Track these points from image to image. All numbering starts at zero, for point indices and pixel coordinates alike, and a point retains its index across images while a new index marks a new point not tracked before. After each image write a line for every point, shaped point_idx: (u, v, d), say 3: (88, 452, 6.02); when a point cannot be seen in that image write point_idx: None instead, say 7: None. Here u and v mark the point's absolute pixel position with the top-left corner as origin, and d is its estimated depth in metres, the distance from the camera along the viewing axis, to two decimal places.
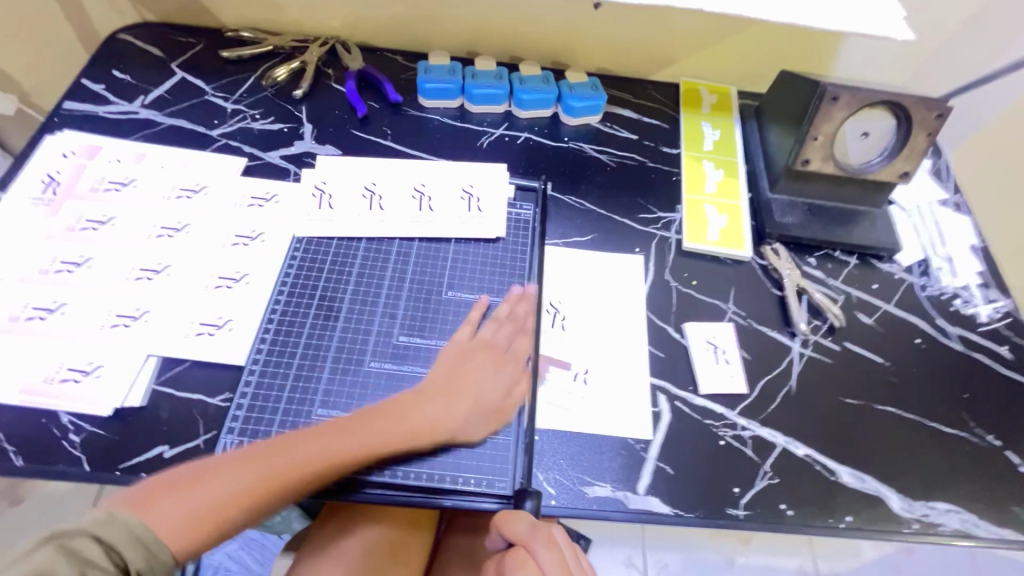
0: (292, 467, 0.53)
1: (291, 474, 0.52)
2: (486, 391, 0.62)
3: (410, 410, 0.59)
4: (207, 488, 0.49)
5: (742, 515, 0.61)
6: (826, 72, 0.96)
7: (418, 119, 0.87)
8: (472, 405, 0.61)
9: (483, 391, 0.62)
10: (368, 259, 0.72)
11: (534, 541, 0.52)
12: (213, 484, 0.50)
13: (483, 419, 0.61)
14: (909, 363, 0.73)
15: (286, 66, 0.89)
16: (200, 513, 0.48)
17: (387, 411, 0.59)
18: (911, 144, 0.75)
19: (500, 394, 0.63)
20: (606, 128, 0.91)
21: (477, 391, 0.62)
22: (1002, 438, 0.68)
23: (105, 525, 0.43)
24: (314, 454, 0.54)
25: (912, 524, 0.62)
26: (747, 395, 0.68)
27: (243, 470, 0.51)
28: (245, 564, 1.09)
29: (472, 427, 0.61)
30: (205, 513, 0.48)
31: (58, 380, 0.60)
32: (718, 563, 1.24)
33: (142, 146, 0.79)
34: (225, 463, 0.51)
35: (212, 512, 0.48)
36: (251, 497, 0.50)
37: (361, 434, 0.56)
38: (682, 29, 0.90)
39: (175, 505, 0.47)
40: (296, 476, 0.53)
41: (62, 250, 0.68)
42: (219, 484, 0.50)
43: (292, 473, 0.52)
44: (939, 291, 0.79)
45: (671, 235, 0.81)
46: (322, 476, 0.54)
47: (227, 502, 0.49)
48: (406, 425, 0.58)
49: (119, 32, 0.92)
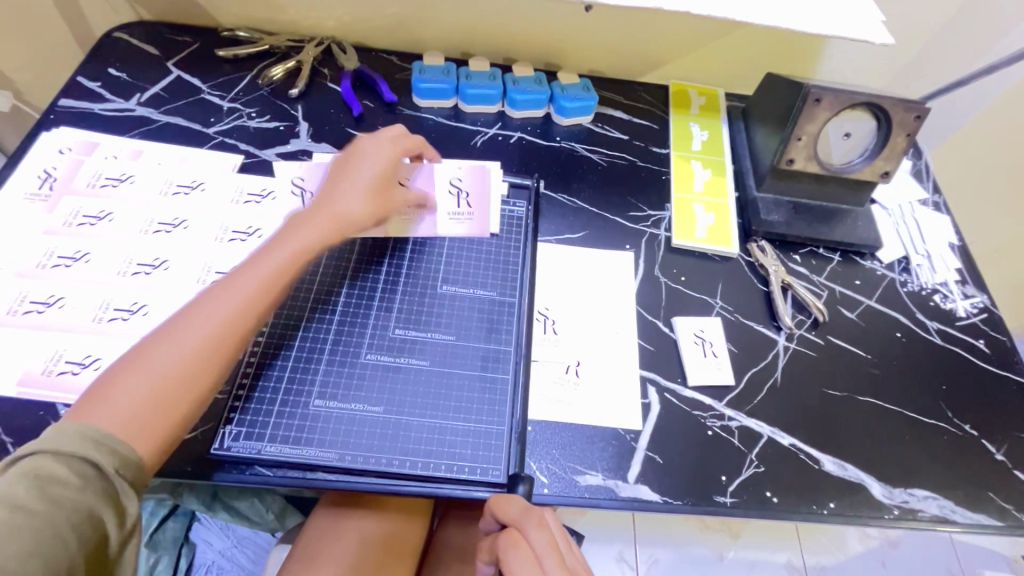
0: (219, 325, 0.54)
1: (222, 331, 0.54)
2: (370, 174, 0.69)
3: (303, 228, 0.63)
4: (144, 370, 0.50)
5: (729, 502, 0.63)
6: (810, 75, 0.98)
7: (413, 118, 0.89)
8: (362, 199, 0.68)
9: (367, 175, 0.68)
10: (364, 254, 0.73)
11: (526, 523, 0.52)
12: (148, 366, 0.51)
13: (373, 186, 0.69)
14: (890, 356, 0.75)
15: (283, 65, 0.90)
16: (153, 394, 0.50)
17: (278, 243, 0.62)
18: (891, 144, 0.77)
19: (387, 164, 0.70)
20: (597, 128, 0.93)
21: (360, 180, 0.68)
22: (978, 427, 0.71)
23: (53, 438, 0.44)
24: (230, 303, 0.56)
25: (892, 510, 0.64)
26: (734, 387, 0.70)
27: (171, 342, 0.52)
28: (238, 562, 1.09)
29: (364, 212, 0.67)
30: (154, 395, 0.50)
31: (55, 373, 0.61)
32: (709, 557, 1.26)
33: (139, 142, 0.80)
34: (151, 344, 0.52)
35: (164, 390, 0.50)
36: (193, 367, 0.52)
37: (257, 271, 0.59)
38: (671, 32, 0.93)
39: (117, 400, 0.48)
40: (228, 335, 0.54)
41: (59, 245, 0.69)
42: (155, 361, 0.51)
43: (224, 333, 0.54)
44: (919, 287, 0.82)
45: (661, 232, 0.83)
46: (251, 322, 0.56)
47: (171, 380, 0.51)
48: (301, 246, 0.62)
49: (116, 30, 0.92)
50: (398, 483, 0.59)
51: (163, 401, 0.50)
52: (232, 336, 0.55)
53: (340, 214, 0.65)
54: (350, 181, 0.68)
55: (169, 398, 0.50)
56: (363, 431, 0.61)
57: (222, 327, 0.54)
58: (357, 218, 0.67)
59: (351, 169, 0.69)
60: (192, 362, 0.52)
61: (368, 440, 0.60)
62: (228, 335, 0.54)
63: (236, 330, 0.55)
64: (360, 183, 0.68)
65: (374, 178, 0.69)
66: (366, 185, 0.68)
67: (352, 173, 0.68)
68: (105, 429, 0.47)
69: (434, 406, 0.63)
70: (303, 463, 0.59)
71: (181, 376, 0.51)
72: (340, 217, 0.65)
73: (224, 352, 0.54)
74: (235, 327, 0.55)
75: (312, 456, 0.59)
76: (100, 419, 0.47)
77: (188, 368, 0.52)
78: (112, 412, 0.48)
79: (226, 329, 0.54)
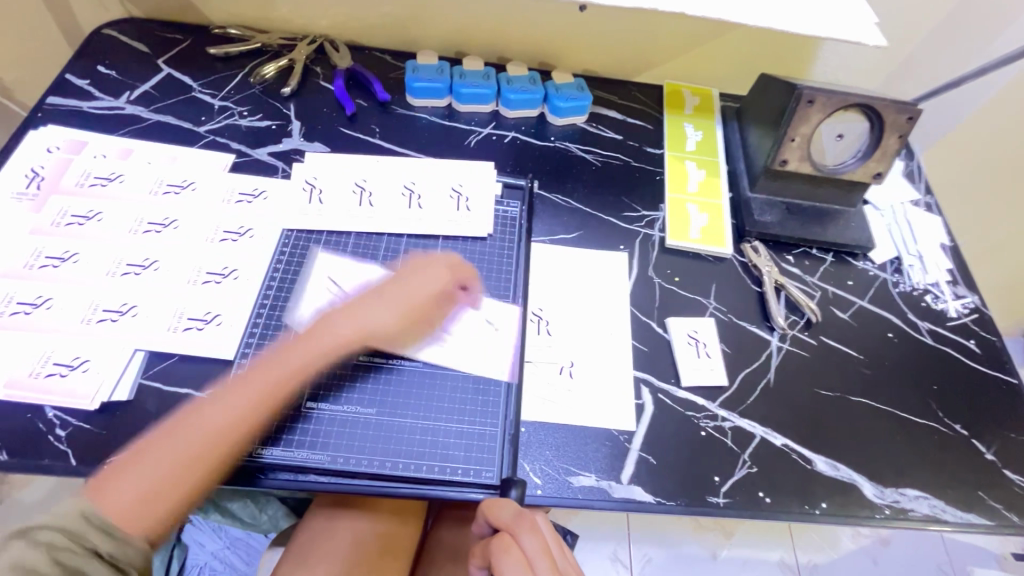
0: (225, 414, 0.58)
1: (228, 420, 0.57)
2: (388, 311, 0.66)
3: (321, 326, 0.64)
4: (153, 456, 0.56)
5: (722, 503, 0.63)
6: (804, 75, 0.99)
7: (407, 118, 0.88)
8: (384, 316, 0.66)
9: (384, 313, 0.66)
10: (357, 255, 0.73)
11: (518, 527, 0.53)
12: (157, 451, 0.56)
13: (392, 329, 0.66)
14: (882, 357, 0.75)
15: (275, 64, 0.89)
16: (151, 487, 0.55)
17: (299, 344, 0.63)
18: (883, 145, 0.77)
19: (410, 306, 0.67)
20: (591, 128, 0.92)
21: (376, 314, 0.66)
22: (968, 427, 0.71)
23: (64, 522, 0.57)
24: (240, 391, 0.59)
25: (884, 509, 0.64)
26: (727, 388, 0.70)
27: (181, 430, 0.57)
28: (231, 563, 1.08)
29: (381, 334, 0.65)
30: (158, 480, 0.55)
31: (43, 375, 0.60)
32: (702, 556, 1.27)
33: (128, 141, 0.79)
34: (167, 431, 0.57)
35: (166, 477, 0.55)
36: (196, 457, 0.55)
37: (270, 368, 0.61)
38: (666, 32, 0.93)
39: (127, 483, 0.54)
40: (233, 424, 0.57)
41: (47, 245, 0.68)
42: (166, 447, 0.56)
43: (230, 420, 0.57)
44: (911, 287, 0.82)
45: (655, 233, 0.83)
46: (252, 422, 0.58)
47: (174, 467, 0.55)
48: (317, 341, 0.63)
49: (105, 27, 0.91)
50: (390, 485, 0.59)
51: (162, 491, 0.55)
52: (238, 424, 0.57)
53: (352, 334, 0.65)
54: (368, 310, 0.66)
55: (170, 482, 0.55)
56: (354, 433, 0.61)
57: (230, 416, 0.58)
58: (374, 321, 0.65)
59: (372, 297, 0.67)
60: (195, 451, 0.56)
61: (360, 442, 0.60)
62: (233, 424, 0.57)
63: (241, 419, 0.58)
64: (376, 319, 0.66)
65: (392, 312, 0.66)
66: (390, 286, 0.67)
67: (373, 301, 0.67)
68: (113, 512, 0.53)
69: (426, 408, 0.63)
70: (294, 465, 0.58)
71: (184, 464, 0.55)
72: (354, 338, 0.64)
73: (226, 440, 0.56)
74: (241, 416, 0.58)
75: (303, 458, 0.59)
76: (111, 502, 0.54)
77: (189, 457, 0.55)
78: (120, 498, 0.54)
79: (232, 419, 0.57)
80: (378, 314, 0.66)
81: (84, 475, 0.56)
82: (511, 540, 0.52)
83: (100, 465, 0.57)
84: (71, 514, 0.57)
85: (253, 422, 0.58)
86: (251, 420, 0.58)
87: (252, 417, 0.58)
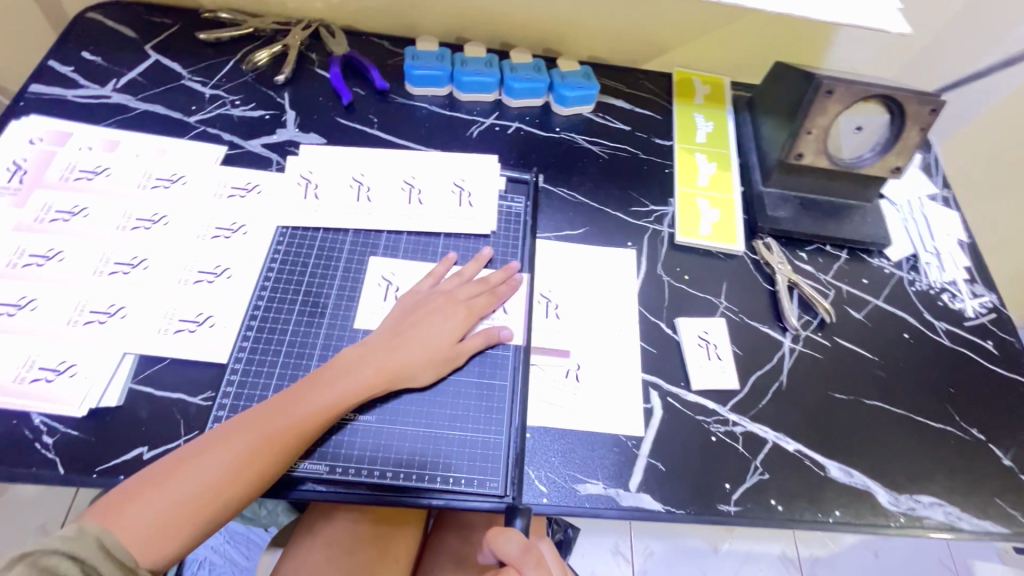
0: (258, 451, 0.53)
1: (259, 456, 0.53)
2: (427, 349, 0.62)
3: (359, 362, 0.59)
4: (174, 483, 0.50)
5: (733, 511, 0.61)
6: (819, 64, 0.95)
7: (405, 107, 0.85)
8: (425, 356, 0.62)
9: (424, 350, 0.62)
10: (355, 252, 0.70)
11: (524, 562, 0.54)
12: (180, 479, 0.51)
13: (429, 366, 0.62)
14: (898, 358, 0.73)
15: (268, 50, 0.85)
16: (170, 517, 0.49)
17: (333, 376, 0.58)
18: (904, 138, 0.74)
19: (448, 342, 0.63)
20: (598, 118, 0.89)
21: (417, 350, 0.62)
22: (986, 431, 0.69)
23: (76, 542, 0.45)
24: (275, 427, 0.54)
25: (899, 517, 0.63)
26: (739, 391, 0.68)
27: (209, 458, 0.52)
28: (230, 558, 1.07)
29: (424, 372, 0.61)
30: (176, 511, 0.50)
31: (28, 379, 0.57)
32: (703, 549, 1.26)
33: (115, 132, 0.75)
34: (192, 454, 0.52)
35: (185, 509, 0.50)
36: (220, 490, 0.51)
37: (302, 399, 0.56)
38: (676, 17, 0.88)
39: (144, 510, 0.49)
40: (263, 461, 0.53)
41: (31, 242, 0.65)
42: (190, 475, 0.51)
43: (261, 456, 0.53)
44: (928, 286, 0.80)
45: (664, 229, 0.80)
46: (281, 453, 0.54)
47: (195, 498, 0.50)
48: (357, 381, 0.58)
49: (90, 11, 0.87)
50: (391, 496, 0.57)
51: (176, 523, 0.50)
52: (267, 461, 0.53)
53: (390, 370, 0.60)
54: (408, 344, 0.62)
55: (187, 516, 0.50)
56: (354, 442, 0.59)
57: (262, 453, 0.53)
58: (413, 361, 0.61)
59: (412, 330, 0.63)
60: (222, 486, 0.51)
61: (360, 451, 0.58)
62: (263, 461, 0.53)
63: (271, 456, 0.53)
64: (416, 356, 0.61)
65: (433, 349, 0.62)
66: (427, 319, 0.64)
67: (412, 334, 0.62)
68: (120, 543, 0.47)
69: (427, 415, 0.61)
70: (291, 475, 0.57)
71: (207, 496, 0.51)
72: (392, 376, 0.60)
73: (254, 477, 0.53)
74: (273, 454, 0.53)
75: (301, 466, 0.57)
76: (122, 530, 0.48)
77: (213, 492, 0.51)
78: (132, 526, 0.48)
79: (264, 455, 0.53)
80: (420, 352, 0.62)
81: (73, 484, 0.54)
82: (516, 574, 0.55)
83: (89, 474, 0.54)
84: (70, 531, 0.46)
85: (281, 459, 0.54)
86: (280, 458, 0.54)
87: (282, 456, 0.54)
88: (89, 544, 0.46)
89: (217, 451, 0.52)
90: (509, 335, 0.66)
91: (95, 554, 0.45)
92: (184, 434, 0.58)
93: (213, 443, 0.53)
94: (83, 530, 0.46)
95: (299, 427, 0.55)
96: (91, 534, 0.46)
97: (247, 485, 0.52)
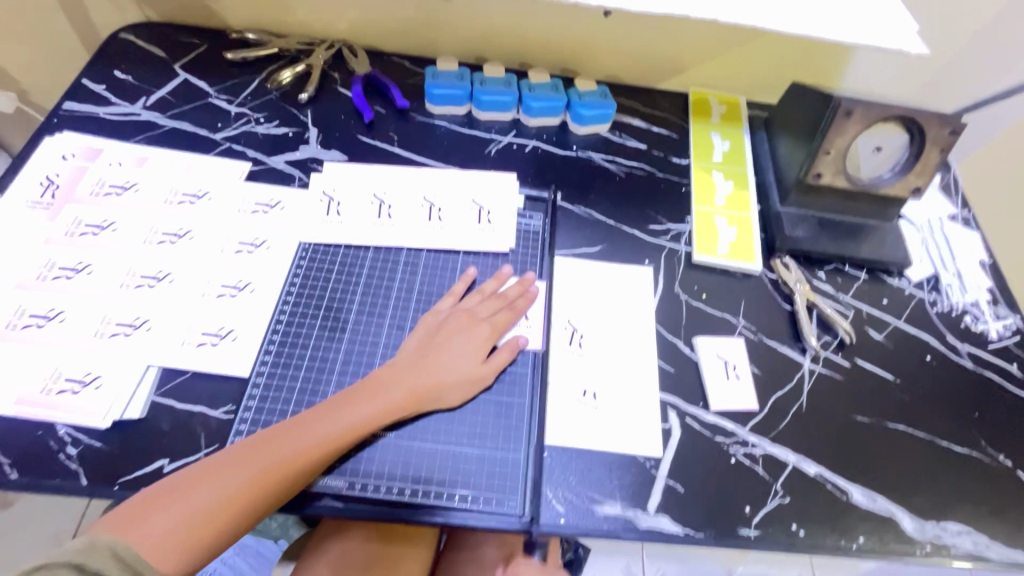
0: (280, 468, 0.53)
1: (282, 472, 0.53)
2: (454, 370, 0.62)
3: (387, 382, 0.60)
4: (196, 495, 0.50)
5: (753, 535, 0.60)
6: (835, 84, 0.95)
7: (425, 125, 0.86)
8: (452, 376, 0.62)
9: (452, 371, 0.62)
10: (375, 268, 0.71)
11: None
12: (200, 492, 0.51)
13: (457, 386, 0.62)
14: (920, 380, 0.72)
15: (292, 69, 0.87)
16: (187, 530, 0.49)
17: (360, 398, 0.58)
18: (923, 159, 0.74)
19: (473, 363, 0.63)
20: (614, 137, 0.90)
21: (444, 370, 0.62)
22: (1013, 458, 0.68)
23: (86, 554, 0.45)
24: (298, 445, 0.54)
25: (924, 545, 0.61)
26: (757, 412, 0.67)
27: (233, 473, 0.52)
28: (239, 571, 1.06)
29: (452, 392, 0.62)
30: (196, 523, 0.50)
31: (55, 391, 0.59)
32: (718, 573, 1.23)
33: (144, 148, 0.77)
34: (215, 468, 0.52)
35: (205, 521, 0.50)
36: (240, 505, 0.51)
37: (326, 420, 0.56)
38: (694, 39, 0.89)
39: (164, 521, 0.49)
40: (285, 477, 0.53)
41: (60, 255, 0.67)
42: (212, 488, 0.51)
43: (282, 472, 0.53)
44: (950, 307, 0.79)
45: (681, 247, 0.80)
46: (299, 471, 0.54)
47: (215, 512, 0.50)
48: (385, 402, 0.59)
49: (122, 31, 0.90)
50: (409, 512, 0.57)
51: (196, 536, 0.49)
52: (288, 476, 0.53)
53: (417, 390, 0.60)
54: (434, 365, 0.62)
55: (205, 528, 0.50)
56: (373, 458, 0.59)
57: (286, 468, 0.53)
58: (441, 383, 0.61)
59: (438, 349, 0.63)
60: (244, 500, 0.51)
61: (378, 468, 0.59)
62: (286, 478, 0.53)
63: (292, 472, 0.53)
64: (442, 377, 0.62)
65: (461, 370, 0.63)
66: (452, 336, 0.64)
67: (439, 353, 0.63)
68: (138, 553, 0.47)
69: (447, 433, 0.61)
70: (312, 488, 0.57)
71: (226, 510, 0.51)
72: (420, 395, 0.60)
73: (276, 493, 0.53)
74: (296, 470, 0.54)
75: (322, 481, 0.57)
76: (139, 541, 0.48)
77: (233, 506, 0.51)
78: (150, 537, 0.48)
79: (284, 472, 0.53)
80: (447, 372, 0.62)
81: (94, 495, 0.55)
82: None
83: (112, 486, 0.55)
84: (80, 543, 0.45)
85: (302, 476, 0.54)
86: (302, 475, 0.54)
87: (306, 472, 0.54)
88: (102, 555, 0.45)
89: (236, 468, 0.52)
90: (527, 342, 0.67)
91: (109, 564, 0.45)
92: (204, 447, 0.58)
93: (235, 457, 0.53)
94: (95, 542, 0.45)
95: (321, 447, 0.55)
96: (104, 546, 0.46)
97: (268, 500, 0.52)
